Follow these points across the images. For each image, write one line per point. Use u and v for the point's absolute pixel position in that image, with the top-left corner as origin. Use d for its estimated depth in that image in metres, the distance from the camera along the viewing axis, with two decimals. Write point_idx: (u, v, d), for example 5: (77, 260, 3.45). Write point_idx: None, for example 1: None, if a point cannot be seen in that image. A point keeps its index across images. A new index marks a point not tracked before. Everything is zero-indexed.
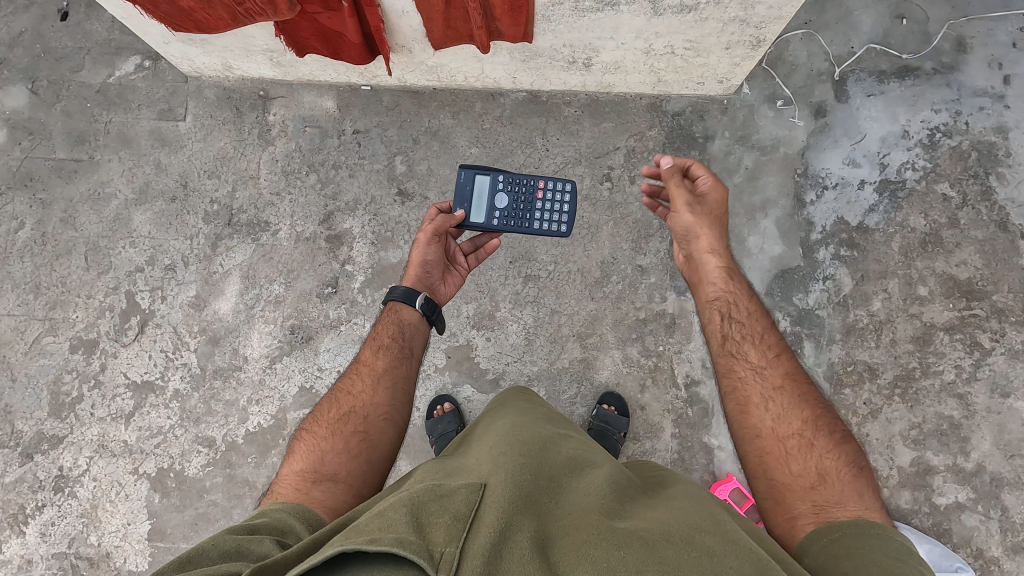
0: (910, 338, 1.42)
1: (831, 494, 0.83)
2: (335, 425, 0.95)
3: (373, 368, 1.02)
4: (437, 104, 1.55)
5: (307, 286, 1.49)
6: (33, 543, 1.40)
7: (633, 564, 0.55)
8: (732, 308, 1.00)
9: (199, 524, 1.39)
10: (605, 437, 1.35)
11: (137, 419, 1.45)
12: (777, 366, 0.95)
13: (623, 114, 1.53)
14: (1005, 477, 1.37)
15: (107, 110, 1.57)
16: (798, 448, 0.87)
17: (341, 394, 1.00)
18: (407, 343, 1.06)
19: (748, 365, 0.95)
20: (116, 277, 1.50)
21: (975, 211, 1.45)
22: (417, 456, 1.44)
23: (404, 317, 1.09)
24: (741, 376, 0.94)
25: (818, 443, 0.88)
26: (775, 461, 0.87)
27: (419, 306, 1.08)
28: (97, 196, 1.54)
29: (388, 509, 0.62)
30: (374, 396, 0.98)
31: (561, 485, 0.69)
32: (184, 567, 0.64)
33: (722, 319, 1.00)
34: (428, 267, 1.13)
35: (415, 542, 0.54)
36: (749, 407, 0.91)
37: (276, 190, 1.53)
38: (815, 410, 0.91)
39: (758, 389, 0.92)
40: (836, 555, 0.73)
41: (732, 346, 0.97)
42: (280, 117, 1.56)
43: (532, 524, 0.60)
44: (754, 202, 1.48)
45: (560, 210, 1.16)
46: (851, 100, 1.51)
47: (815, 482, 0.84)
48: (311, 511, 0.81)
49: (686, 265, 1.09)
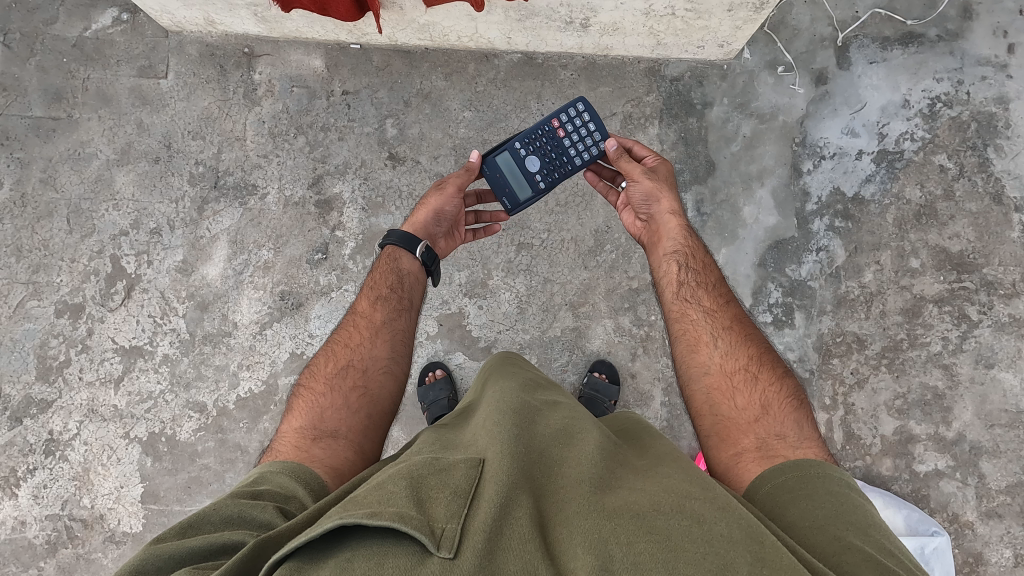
0: (899, 309, 1.43)
1: (773, 427, 0.84)
2: (333, 379, 0.94)
3: (370, 322, 1.02)
4: (429, 65, 1.50)
5: (297, 252, 1.47)
6: (26, 505, 1.41)
7: (625, 536, 0.56)
8: (688, 257, 1.03)
9: (192, 488, 1.41)
10: (594, 404, 1.36)
11: (127, 383, 1.44)
12: (726, 311, 0.98)
13: (620, 78, 1.49)
14: (984, 445, 1.40)
15: (84, 66, 1.50)
16: (744, 381, 0.89)
17: (339, 347, 1.00)
18: (406, 295, 1.07)
19: (700, 308, 0.97)
20: (100, 240, 1.47)
21: (971, 182, 1.45)
22: (409, 422, 1.45)
23: (404, 266, 1.10)
24: (692, 320, 0.97)
25: (761, 377, 0.90)
26: (725, 394, 0.88)
27: (419, 255, 1.10)
28: (77, 156, 1.49)
29: (387, 481, 0.61)
30: (373, 350, 0.98)
31: (553, 454, 0.70)
32: (186, 531, 0.65)
33: (677, 267, 1.02)
34: (441, 218, 1.16)
35: (415, 517, 0.54)
36: (700, 346, 0.94)
37: (264, 153, 1.49)
38: (757, 348, 0.94)
39: (707, 329, 0.95)
40: (784, 497, 0.73)
41: (685, 292, 0.99)
42: (266, 76, 1.51)
43: (528, 498, 0.60)
44: (751, 170, 1.46)
45: (588, 130, 1.10)
46: (853, 67, 1.47)
47: (757, 415, 0.85)
48: (311, 471, 0.80)
49: (644, 228, 1.11)
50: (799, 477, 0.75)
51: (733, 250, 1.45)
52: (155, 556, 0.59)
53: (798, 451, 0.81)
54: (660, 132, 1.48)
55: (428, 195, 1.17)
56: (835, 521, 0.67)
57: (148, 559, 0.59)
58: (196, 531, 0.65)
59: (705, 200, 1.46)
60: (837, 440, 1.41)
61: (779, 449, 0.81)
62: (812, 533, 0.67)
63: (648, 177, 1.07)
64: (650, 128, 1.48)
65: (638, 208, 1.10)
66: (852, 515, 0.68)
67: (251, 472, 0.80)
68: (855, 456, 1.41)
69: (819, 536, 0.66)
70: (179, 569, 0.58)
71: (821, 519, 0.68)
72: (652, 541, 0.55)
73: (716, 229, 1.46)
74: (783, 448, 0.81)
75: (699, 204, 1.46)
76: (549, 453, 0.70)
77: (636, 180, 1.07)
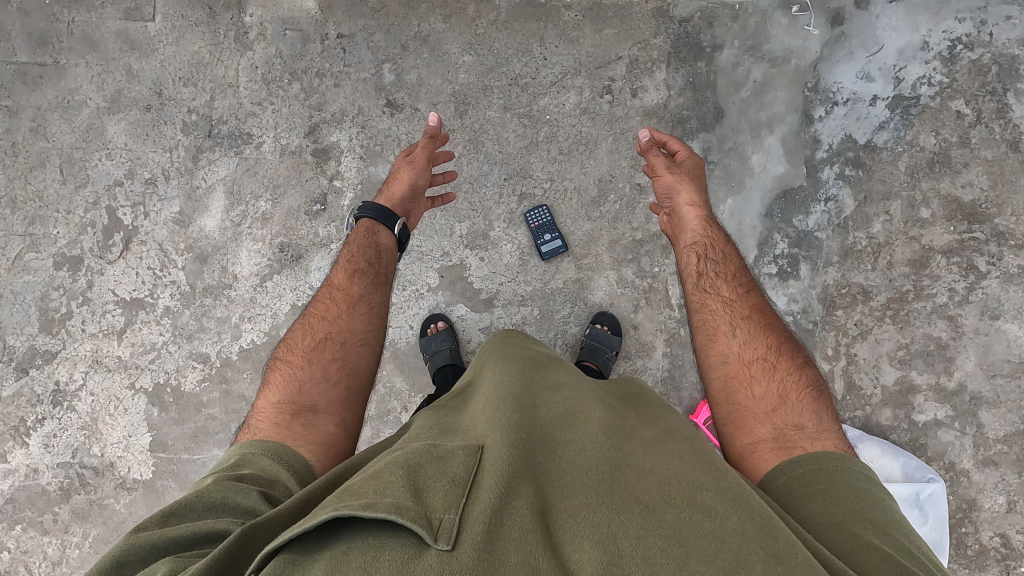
0: (907, 260, 1.41)
1: (791, 417, 0.84)
2: (311, 352, 0.95)
3: (350, 293, 1.05)
4: (427, 6, 1.44)
5: (295, 203, 1.44)
6: (37, 454, 1.43)
7: (636, 531, 0.55)
8: (708, 249, 1.09)
9: (199, 437, 1.43)
10: (596, 355, 1.35)
11: (130, 335, 1.44)
12: (745, 301, 1.01)
13: (627, 20, 1.43)
14: (984, 396, 1.41)
15: (69, 8, 1.44)
16: (761, 370, 0.91)
17: (316, 321, 1.01)
18: (383, 270, 1.13)
19: (719, 298, 1.02)
20: (95, 191, 1.44)
21: (988, 129, 1.40)
22: (411, 372, 1.44)
23: (382, 240, 1.17)
24: (713, 309, 1.01)
25: (779, 366, 0.91)
26: (744, 378, 0.90)
27: (397, 231, 1.19)
28: (66, 104, 1.45)
29: (383, 470, 0.60)
30: (350, 322, 1.01)
31: (556, 437, 0.70)
32: (168, 519, 0.63)
33: (698, 259, 1.09)
34: (417, 191, 1.24)
35: (412, 508, 0.53)
36: (718, 335, 0.97)
37: (257, 100, 1.44)
38: (778, 338, 0.95)
39: (726, 319, 0.99)
40: (800, 491, 0.72)
41: (705, 283, 1.05)
42: (258, 19, 1.45)
43: (530, 486, 0.60)
44: (761, 117, 1.42)
45: None
46: (871, 7, 1.40)
47: (774, 405, 0.86)
48: (292, 452, 0.79)
49: (669, 220, 1.20)
50: (816, 470, 0.74)
51: (739, 201, 1.42)
52: (137, 546, 0.58)
53: (816, 442, 0.80)
54: (667, 78, 1.43)
55: (400, 168, 1.24)
56: (852, 518, 0.66)
57: (130, 550, 0.57)
58: (179, 520, 0.63)
59: (712, 148, 1.42)
60: (838, 390, 1.42)
61: (796, 440, 0.81)
62: (828, 529, 0.66)
63: (670, 172, 1.18)
64: (657, 73, 1.43)
65: (662, 199, 1.21)
66: (870, 513, 0.67)
67: (230, 455, 0.78)
68: (855, 407, 1.42)
69: (836, 533, 0.65)
70: (162, 559, 0.57)
71: (838, 516, 0.67)
72: (662, 535, 0.55)
73: (723, 178, 1.42)
74: (800, 439, 0.81)
75: (706, 152, 1.42)
76: (552, 438, 0.69)
77: (660, 175, 1.18)
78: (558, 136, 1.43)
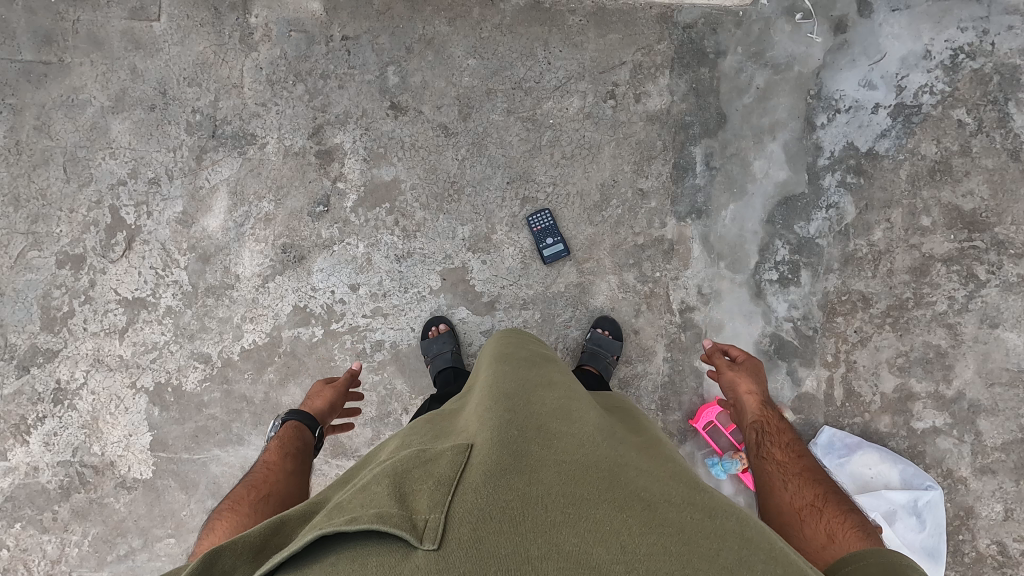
0: (907, 268, 1.42)
1: (843, 547, 0.78)
2: (257, 505, 0.94)
3: (269, 479, 1.02)
4: (432, 9, 1.44)
5: (298, 204, 1.44)
6: (37, 452, 1.43)
7: (637, 527, 0.54)
8: (763, 424, 1.10)
9: (200, 437, 1.44)
10: (597, 360, 1.35)
11: (131, 334, 1.44)
12: (799, 461, 1.00)
13: (631, 25, 1.44)
14: (983, 404, 1.41)
15: (73, 7, 1.44)
16: (811, 514, 0.88)
17: (253, 487, 0.99)
18: (310, 459, 1.13)
19: (774, 462, 1.01)
20: (98, 190, 1.45)
21: (989, 138, 1.40)
22: (412, 374, 1.45)
23: (307, 438, 1.15)
24: (767, 470, 0.99)
25: (827, 509, 0.87)
26: (793, 531, 0.87)
27: (319, 433, 1.18)
28: (70, 103, 1.45)
29: (371, 484, 0.60)
30: (290, 486, 1.02)
31: (552, 432, 0.69)
32: None
33: (753, 432, 1.09)
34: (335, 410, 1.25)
35: (396, 514, 0.52)
36: (772, 489, 0.95)
37: (261, 101, 1.45)
38: (829, 488, 0.92)
39: (778, 475, 0.97)
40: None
41: (760, 448, 1.05)
42: (263, 20, 1.45)
43: (525, 477, 0.59)
44: (763, 124, 1.42)
45: None
46: (874, 15, 1.41)
47: (825, 540, 0.81)
48: None
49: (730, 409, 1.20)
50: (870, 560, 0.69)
51: (741, 207, 1.43)
52: None
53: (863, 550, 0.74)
54: (670, 83, 1.43)
55: (319, 387, 1.28)
56: None
57: None
58: None
59: (715, 154, 1.43)
60: (837, 397, 1.42)
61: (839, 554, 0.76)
62: None
63: (731, 369, 1.22)
64: (660, 78, 1.43)
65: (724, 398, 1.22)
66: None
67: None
68: (854, 413, 1.42)
69: None
70: None
71: None
72: (663, 531, 0.54)
73: (725, 184, 1.43)
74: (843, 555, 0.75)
75: (708, 158, 1.43)
76: (548, 432, 0.69)
77: (722, 372, 1.22)
78: (561, 140, 1.44)
